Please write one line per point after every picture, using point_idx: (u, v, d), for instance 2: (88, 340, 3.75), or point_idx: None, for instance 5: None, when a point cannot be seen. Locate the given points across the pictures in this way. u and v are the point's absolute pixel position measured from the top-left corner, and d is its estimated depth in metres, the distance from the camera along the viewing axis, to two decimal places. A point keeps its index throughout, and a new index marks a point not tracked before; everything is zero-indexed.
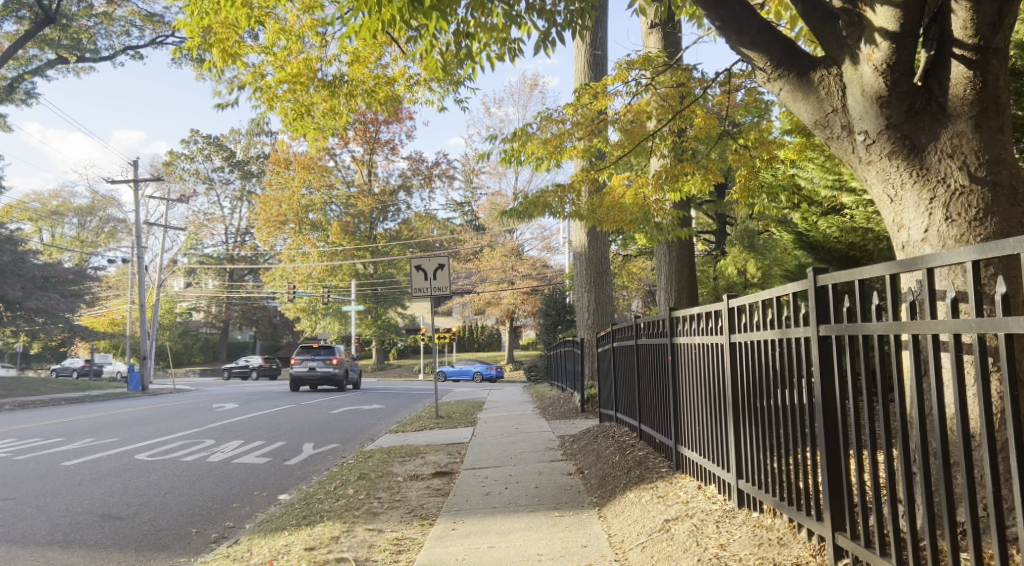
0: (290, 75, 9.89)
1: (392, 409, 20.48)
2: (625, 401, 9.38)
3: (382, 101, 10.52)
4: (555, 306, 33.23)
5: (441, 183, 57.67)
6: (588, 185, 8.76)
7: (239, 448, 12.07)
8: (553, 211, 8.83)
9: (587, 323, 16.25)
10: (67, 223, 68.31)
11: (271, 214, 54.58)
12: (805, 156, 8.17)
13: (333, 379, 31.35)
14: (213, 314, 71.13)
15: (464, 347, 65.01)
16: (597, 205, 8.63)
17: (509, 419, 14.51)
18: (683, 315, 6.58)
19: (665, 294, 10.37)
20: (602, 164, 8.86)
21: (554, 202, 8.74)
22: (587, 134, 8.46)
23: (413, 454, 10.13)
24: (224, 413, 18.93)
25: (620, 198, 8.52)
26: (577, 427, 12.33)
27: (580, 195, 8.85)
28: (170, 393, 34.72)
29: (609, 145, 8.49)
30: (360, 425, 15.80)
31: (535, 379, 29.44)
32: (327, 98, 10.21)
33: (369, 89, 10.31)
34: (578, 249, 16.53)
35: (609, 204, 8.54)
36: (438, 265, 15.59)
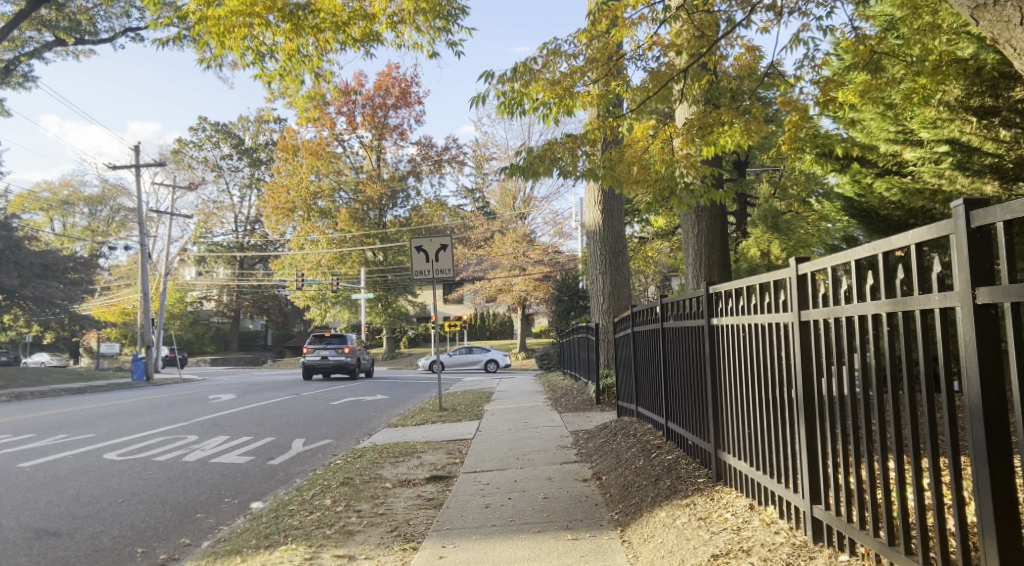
0: (246, 4, 8.57)
1: (396, 400, 19.42)
2: (646, 396, 8.31)
3: (356, 41, 9.48)
4: (569, 292, 31.96)
5: (451, 169, 56.43)
6: (603, 136, 7.61)
7: (221, 445, 10.95)
8: (562, 167, 7.59)
9: (602, 307, 15.05)
10: (78, 212, 67.66)
11: (279, 201, 53.65)
12: (867, 99, 6.91)
13: (346, 369, 30.30)
14: (223, 303, 70.44)
15: (475, 335, 63.97)
16: (616, 160, 7.48)
17: (519, 411, 13.39)
18: (722, 291, 5.34)
19: (692, 273, 9.09)
20: (619, 113, 7.82)
21: (563, 155, 7.53)
22: (604, 74, 7.57)
23: (407, 454, 9.03)
24: (220, 404, 17.90)
25: (642, 154, 7.48)
26: (592, 421, 11.18)
27: (594, 147, 7.64)
28: (175, 383, 33.84)
29: (628, 88, 7.55)
30: (358, 419, 14.71)
31: (547, 367, 28.25)
32: (290, 33, 9.03)
33: (339, 22, 9.14)
34: (591, 228, 15.31)
35: (630, 159, 7.43)
36: (441, 245, 14.41)
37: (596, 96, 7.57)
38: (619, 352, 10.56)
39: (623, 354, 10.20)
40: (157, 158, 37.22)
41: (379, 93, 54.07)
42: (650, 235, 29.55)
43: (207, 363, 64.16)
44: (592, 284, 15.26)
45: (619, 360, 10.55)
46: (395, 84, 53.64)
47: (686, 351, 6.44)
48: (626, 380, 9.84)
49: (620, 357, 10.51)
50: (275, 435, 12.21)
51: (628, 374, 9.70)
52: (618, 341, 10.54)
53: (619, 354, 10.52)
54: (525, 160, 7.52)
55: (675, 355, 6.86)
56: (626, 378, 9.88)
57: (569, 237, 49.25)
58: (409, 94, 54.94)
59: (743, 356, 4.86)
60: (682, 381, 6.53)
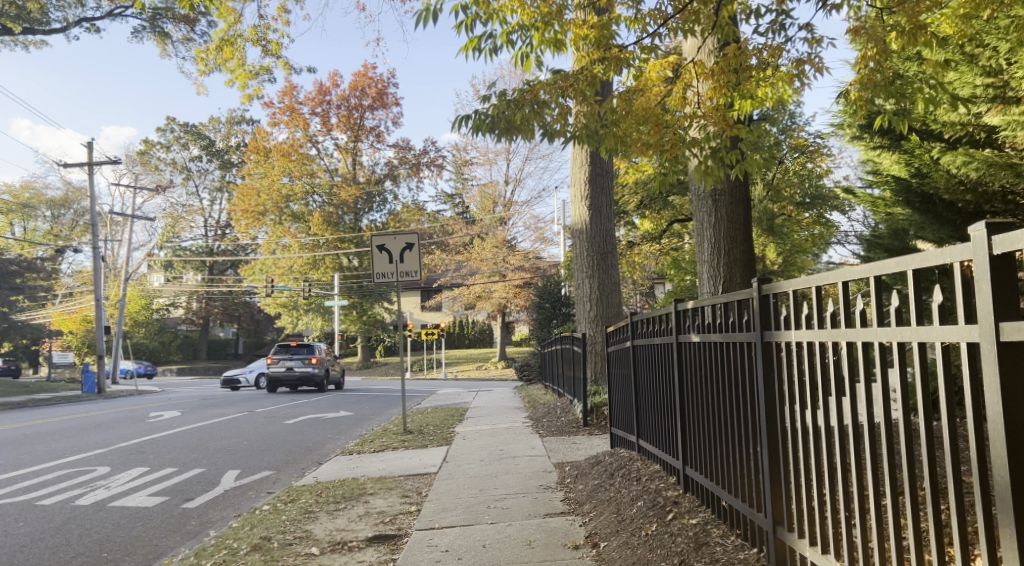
0: None
1: (361, 417, 17.64)
2: (652, 423, 6.60)
3: None
4: (549, 298, 30.17)
5: (429, 172, 54.61)
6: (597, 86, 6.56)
7: (133, 481, 9.09)
8: (545, 126, 6.56)
9: (589, 314, 13.36)
10: (41, 216, 64.90)
11: (249, 205, 51.54)
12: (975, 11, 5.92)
13: (313, 380, 28.38)
14: (193, 310, 67.86)
15: (453, 344, 62.15)
16: (622, 110, 6.57)
17: (495, 435, 11.65)
18: (781, 294, 3.57)
19: (708, 273, 7.21)
20: (616, 50, 6.61)
21: (545, 113, 6.43)
22: None
23: (352, 497, 7.28)
24: (161, 424, 15.98)
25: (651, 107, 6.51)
26: (580, 449, 9.49)
27: (582, 99, 6.55)
28: (129, 396, 31.58)
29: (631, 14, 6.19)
30: (311, 443, 12.90)
31: (526, 378, 26.50)
32: None
33: None
34: (577, 226, 13.60)
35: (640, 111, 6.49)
36: (406, 245, 12.69)
37: (587, 28, 6.52)
38: (612, 367, 8.78)
39: (618, 369, 8.41)
40: (113, 157, 35.19)
41: (354, 94, 52.21)
42: (634, 238, 27.99)
43: (174, 373, 61.73)
44: (578, 288, 13.58)
45: (613, 374, 8.78)
46: (371, 84, 51.81)
47: (705, 376, 4.91)
48: (623, 402, 8.06)
49: (613, 373, 8.73)
50: (205, 466, 10.38)
51: (625, 396, 7.91)
52: (611, 352, 8.79)
53: (613, 370, 8.74)
54: (492, 110, 6.35)
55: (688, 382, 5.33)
56: (622, 399, 8.09)
57: (550, 242, 47.74)
58: (386, 95, 53.11)
59: (815, 393, 3.32)
60: (702, 414, 4.97)
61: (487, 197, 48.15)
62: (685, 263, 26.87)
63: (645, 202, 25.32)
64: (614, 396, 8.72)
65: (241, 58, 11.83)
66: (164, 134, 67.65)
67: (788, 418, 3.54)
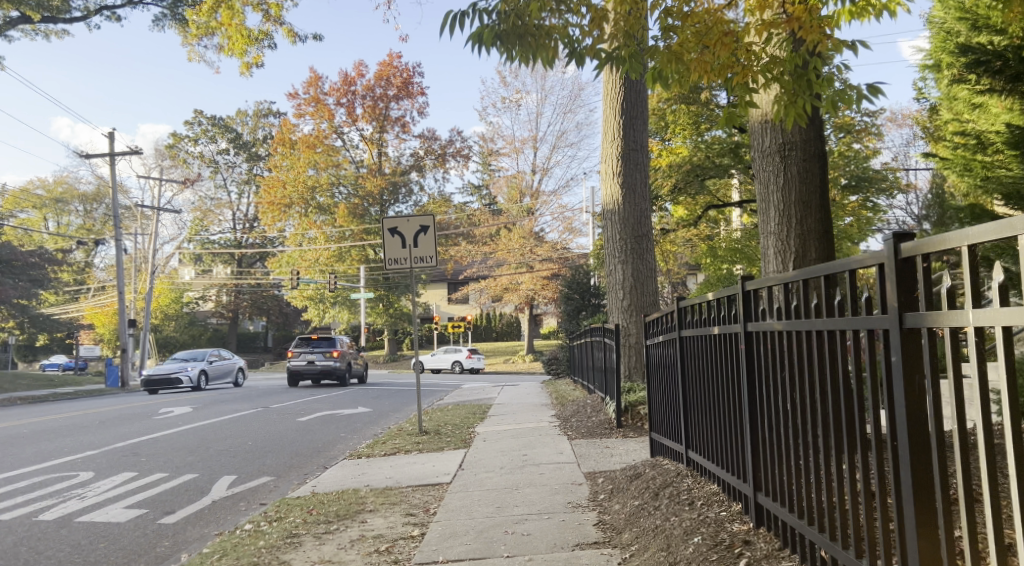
0: None
1: (379, 413, 16.67)
2: (699, 432, 5.50)
3: None
4: (578, 289, 28.79)
5: (456, 163, 53.53)
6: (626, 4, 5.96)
7: (109, 491, 8.05)
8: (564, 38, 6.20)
9: (621, 303, 12.10)
10: (73, 210, 65.04)
11: (275, 197, 50.88)
12: None
13: (334, 374, 27.46)
14: (222, 304, 67.75)
15: (480, 337, 61.24)
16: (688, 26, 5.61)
17: (518, 438, 10.52)
18: (932, 260, 2.31)
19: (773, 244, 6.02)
20: None
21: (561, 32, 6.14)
22: None
23: (348, 516, 6.18)
24: (171, 420, 15.19)
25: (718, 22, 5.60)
26: (614, 455, 8.34)
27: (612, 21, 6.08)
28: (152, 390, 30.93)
29: None
30: (320, 444, 11.89)
31: (553, 372, 25.35)
32: None
33: None
34: (607, 206, 12.41)
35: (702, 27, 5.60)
36: (420, 228, 11.58)
37: None
38: (648, 364, 7.64)
39: (657, 367, 7.28)
40: (136, 147, 34.75)
41: (379, 84, 51.31)
42: (667, 225, 26.64)
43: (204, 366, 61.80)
44: (610, 274, 12.35)
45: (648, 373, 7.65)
46: (396, 73, 50.88)
47: (782, 376, 3.85)
48: (663, 404, 6.93)
49: (650, 369, 7.60)
50: (198, 471, 9.39)
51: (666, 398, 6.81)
52: (648, 347, 7.66)
53: (650, 366, 7.61)
54: (503, 13, 6.07)
55: (751, 384, 4.26)
56: (663, 402, 6.94)
57: (579, 233, 46.47)
58: (411, 84, 52.13)
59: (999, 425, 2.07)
60: (777, 427, 3.91)
61: (514, 187, 46.81)
62: (721, 251, 25.47)
63: (680, 185, 23.97)
64: (651, 396, 7.60)
65: (241, 21, 10.81)
66: (192, 127, 67.43)
67: (895, 420, 2.58)
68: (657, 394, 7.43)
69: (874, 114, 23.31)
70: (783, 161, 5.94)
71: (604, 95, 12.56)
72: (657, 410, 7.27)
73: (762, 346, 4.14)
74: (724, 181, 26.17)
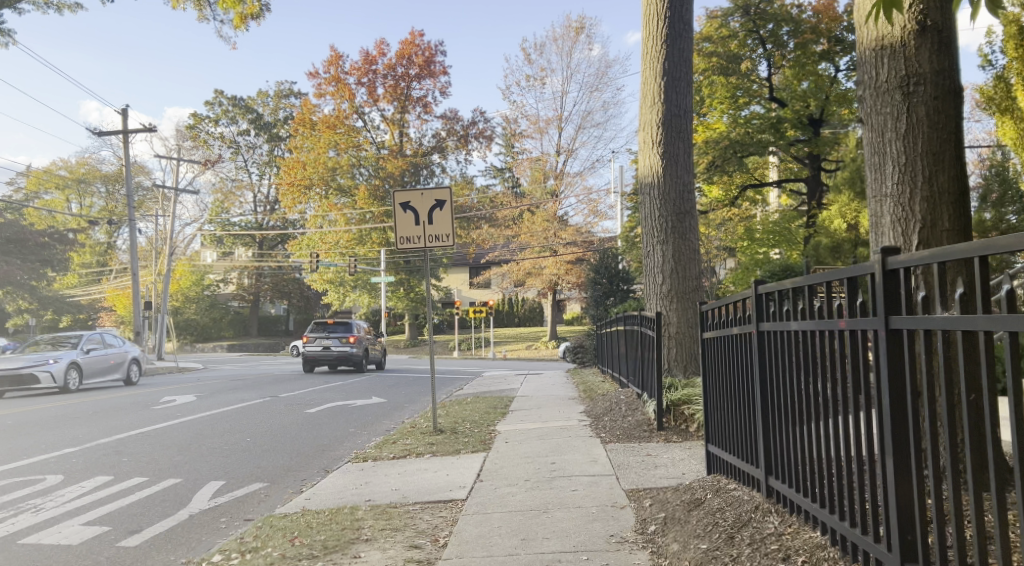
0: None
1: (394, 405, 15.65)
2: (786, 459, 4.22)
3: None
4: (606, 274, 27.18)
5: (478, 145, 52.09)
6: None
7: (71, 500, 6.97)
8: None
9: (661, 288, 10.78)
10: (96, 192, 64.61)
11: (295, 177, 49.84)
12: None
13: (351, 361, 26.42)
14: (244, 287, 67.19)
15: (502, 322, 60.22)
16: None
17: (544, 440, 9.34)
18: None
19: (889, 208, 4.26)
20: None
21: None
22: None
23: (337, 548, 5.04)
24: (173, 410, 14.19)
25: None
26: (659, 467, 7.18)
27: None
28: (165, 375, 30.12)
29: None
30: (326, 442, 10.82)
31: (579, 361, 24.11)
32: None
33: None
34: (645, 178, 11.09)
35: None
36: (435, 203, 10.35)
37: None
38: (703, 368, 6.30)
39: (717, 371, 5.93)
40: (150, 125, 33.84)
41: (401, 63, 50.10)
42: (700, 207, 25.37)
43: (224, 348, 61.29)
44: (647, 256, 11.07)
45: (705, 378, 6.30)
46: (418, 52, 49.77)
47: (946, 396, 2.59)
48: (726, 418, 5.59)
49: (709, 373, 6.24)
50: (184, 474, 8.32)
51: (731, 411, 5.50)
52: (703, 347, 6.32)
53: (706, 370, 6.27)
54: None
55: (879, 405, 2.98)
56: (726, 415, 5.60)
57: (604, 216, 45.00)
58: (433, 64, 50.91)
59: None
60: (928, 468, 2.66)
61: (537, 169, 45.46)
62: (758, 235, 24.07)
63: (718, 162, 22.64)
64: (709, 407, 6.25)
65: None
66: (213, 108, 66.67)
67: None
68: (716, 406, 6.07)
69: None
70: (907, 100, 4.21)
71: (643, 54, 11.26)
72: (718, 426, 5.91)
73: (897, 349, 2.86)
74: (763, 159, 24.70)
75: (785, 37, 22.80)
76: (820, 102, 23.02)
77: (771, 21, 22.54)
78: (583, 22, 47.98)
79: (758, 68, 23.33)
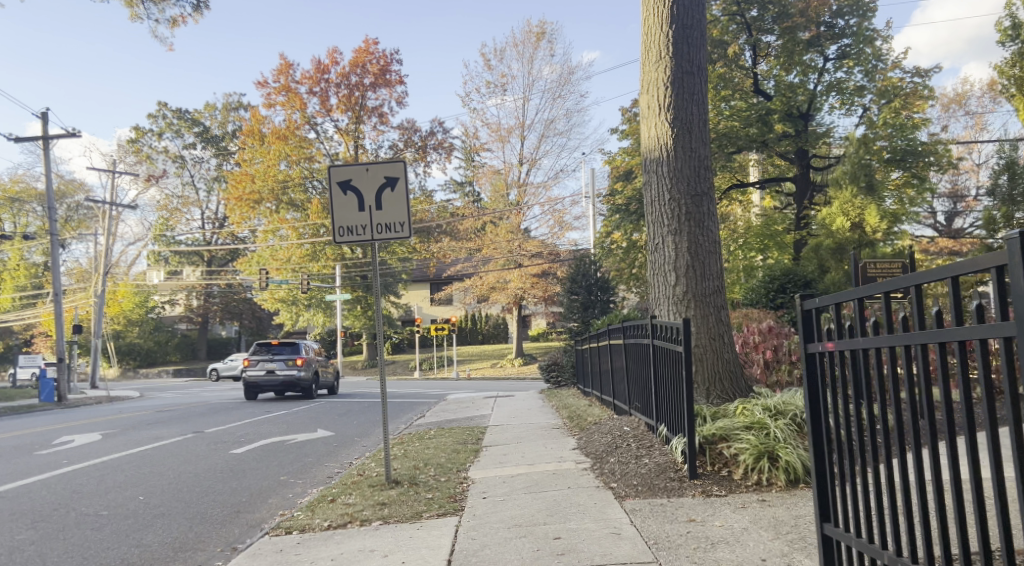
0: None
1: (343, 440, 13.09)
2: None
3: None
4: (582, 284, 24.85)
5: (438, 156, 49.65)
6: None
7: None
8: None
9: (673, 290, 8.49)
10: (30, 211, 60.36)
11: (243, 192, 46.55)
12: None
13: (298, 386, 23.67)
14: (191, 308, 63.51)
15: (465, 339, 57.78)
16: None
17: (536, 495, 6.90)
18: None
19: None
20: None
21: None
22: None
23: None
24: (62, 453, 11.41)
25: None
26: (722, 548, 4.79)
27: None
28: (87, 406, 26.77)
29: None
30: (242, 499, 8.26)
31: (556, 383, 21.74)
32: None
33: None
34: (651, 150, 8.82)
35: None
36: (385, 182, 7.91)
37: None
38: (808, 398, 3.91)
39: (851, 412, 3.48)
40: (74, 130, 30.56)
41: (354, 71, 47.65)
42: None
43: (170, 374, 57.52)
44: (654, 248, 8.77)
45: (812, 418, 3.88)
46: (373, 60, 47.24)
47: None
48: (890, 492, 3.20)
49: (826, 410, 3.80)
50: None
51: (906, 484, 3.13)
52: (808, 371, 3.91)
53: (821, 407, 3.83)
54: None
55: None
56: (891, 493, 3.19)
57: (571, 227, 42.86)
58: (388, 73, 48.52)
59: None
60: None
61: (499, 180, 43.16)
62: (743, 241, 22.18)
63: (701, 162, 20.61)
64: (825, 462, 3.85)
65: None
66: (156, 121, 63.20)
67: None
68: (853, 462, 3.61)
69: (926, 73, 20.11)
70: None
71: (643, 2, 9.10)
72: (852, 496, 3.59)
73: None
74: (745, 157, 22.95)
75: (770, 23, 20.96)
76: (809, 91, 21.34)
77: (757, 6, 20.80)
78: (544, 25, 46.06)
79: (744, 55, 21.34)
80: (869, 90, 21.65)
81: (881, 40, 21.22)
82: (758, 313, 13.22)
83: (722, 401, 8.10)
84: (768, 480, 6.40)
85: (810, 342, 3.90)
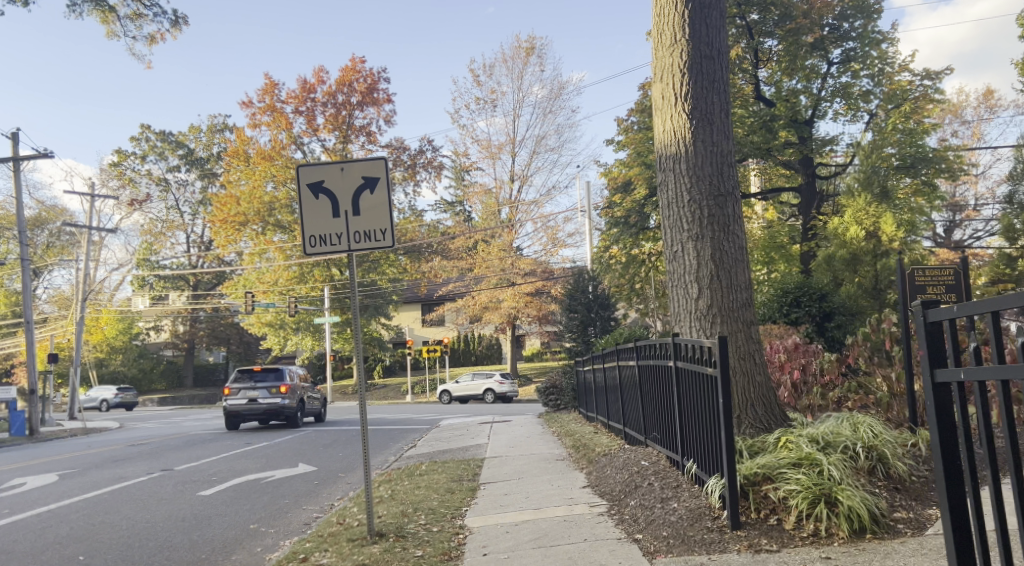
0: None
1: (325, 476, 11.89)
2: None
3: None
4: (581, 302, 23.66)
5: (427, 175, 48.72)
6: None
7: None
8: None
9: (695, 304, 7.41)
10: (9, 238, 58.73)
11: (228, 214, 45.03)
12: None
13: (282, 414, 22.41)
14: (177, 334, 61.99)
15: (457, 361, 56.50)
16: None
17: (549, 551, 5.74)
18: None
19: None
20: None
21: None
22: None
23: None
24: (8, 500, 10.18)
25: None
26: None
27: None
28: (57, 440, 25.22)
29: None
30: (199, 556, 7.06)
31: (555, 406, 20.58)
32: None
33: None
34: (667, 145, 7.79)
35: None
36: (363, 183, 6.81)
37: None
38: (941, 441, 2.76)
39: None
40: (47, 151, 29.29)
41: (341, 90, 46.78)
42: None
43: (155, 403, 55.79)
44: (671, 257, 7.70)
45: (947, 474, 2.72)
46: (360, 79, 46.34)
47: None
48: None
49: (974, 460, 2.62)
50: None
51: None
52: (938, 409, 2.75)
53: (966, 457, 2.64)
54: None
55: None
56: None
57: (564, 243, 41.93)
58: (375, 91, 47.61)
59: None
60: None
61: (490, 198, 42.11)
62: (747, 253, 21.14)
63: None
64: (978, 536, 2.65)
65: None
66: (139, 144, 61.98)
67: None
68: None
69: (937, 75, 19.24)
70: None
71: None
72: None
73: None
74: (747, 167, 22.00)
75: (771, 26, 20.14)
76: (813, 96, 20.46)
77: (758, 8, 19.95)
78: (533, 41, 45.35)
79: (745, 62, 20.39)
80: (876, 94, 20.78)
81: (887, 43, 20.38)
82: (777, 329, 12.18)
83: (756, 431, 7.00)
84: (827, 530, 5.28)
85: (941, 366, 2.74)
